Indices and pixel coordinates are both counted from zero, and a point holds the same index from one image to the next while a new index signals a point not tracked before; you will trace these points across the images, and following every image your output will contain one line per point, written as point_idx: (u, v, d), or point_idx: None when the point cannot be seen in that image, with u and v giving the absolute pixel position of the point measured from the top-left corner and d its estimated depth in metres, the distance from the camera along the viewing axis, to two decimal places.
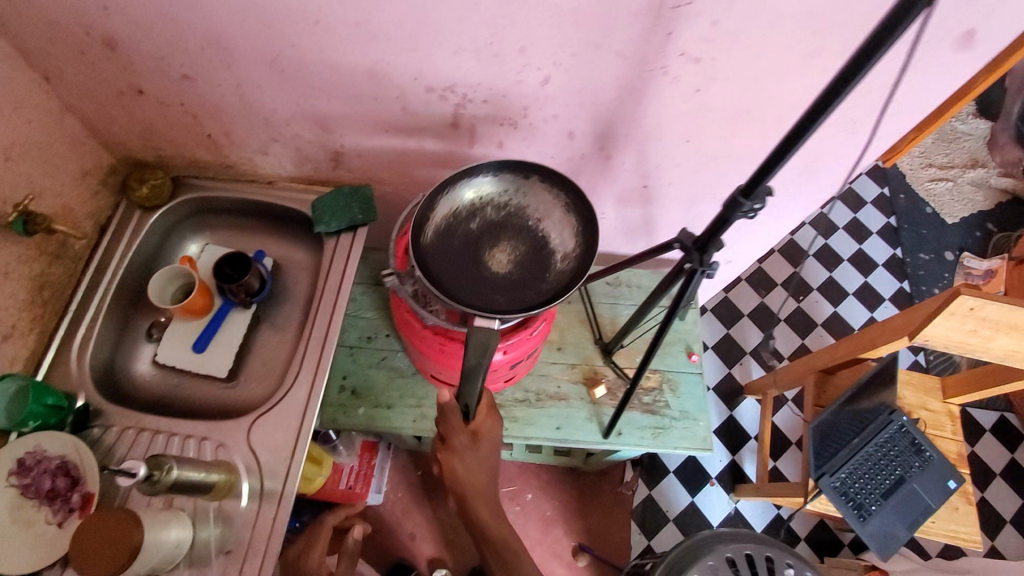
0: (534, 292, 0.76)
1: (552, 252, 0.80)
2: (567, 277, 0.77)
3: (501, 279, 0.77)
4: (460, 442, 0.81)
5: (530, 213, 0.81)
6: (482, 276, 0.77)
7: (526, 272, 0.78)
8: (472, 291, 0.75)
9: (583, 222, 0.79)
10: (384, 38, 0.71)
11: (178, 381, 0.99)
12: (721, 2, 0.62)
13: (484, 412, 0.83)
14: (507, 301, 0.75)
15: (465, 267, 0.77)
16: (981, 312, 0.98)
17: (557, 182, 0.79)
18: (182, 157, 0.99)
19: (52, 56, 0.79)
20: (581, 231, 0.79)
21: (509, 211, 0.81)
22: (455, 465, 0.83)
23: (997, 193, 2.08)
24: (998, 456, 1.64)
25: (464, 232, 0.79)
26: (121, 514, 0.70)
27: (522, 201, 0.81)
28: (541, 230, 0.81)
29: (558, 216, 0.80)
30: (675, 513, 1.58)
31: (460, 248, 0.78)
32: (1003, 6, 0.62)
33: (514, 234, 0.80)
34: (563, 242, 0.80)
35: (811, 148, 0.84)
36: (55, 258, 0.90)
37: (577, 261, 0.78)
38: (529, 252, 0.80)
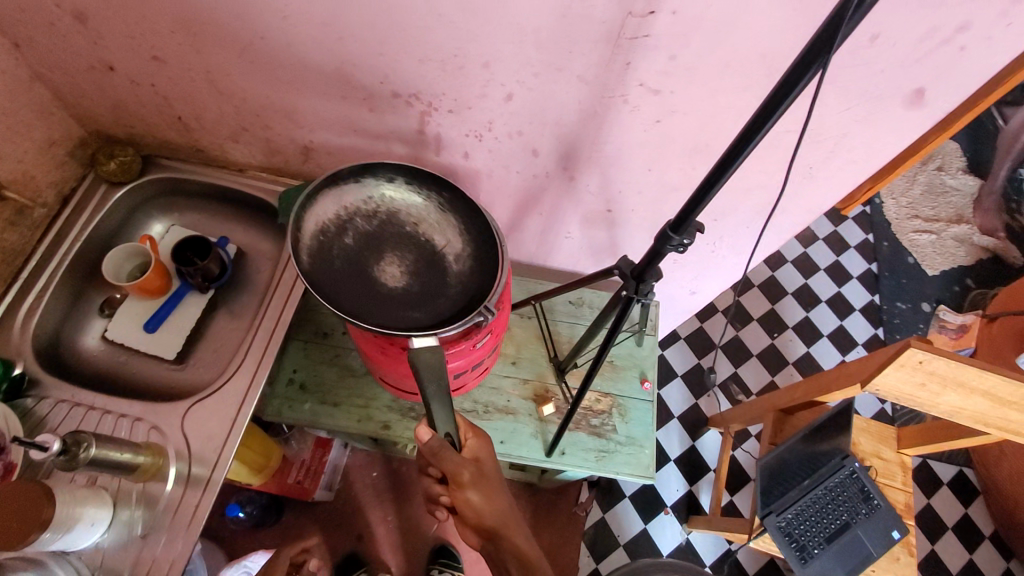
0: (444, 299, 0.78)
1: (440, 254, 0.81)
2: (466, 275, 0.79)
3: (399, 292, 0.78)
4: (466, 474, 0.74)
5: (405, 217, 0.81)
6: (380, 295, 0.77)
7: (422, 278, 0.79)
8: (379, 313, 0.75)
9: (461, 221, 0.80)
10: (350, 40, 0.72)
11: (124, 359, 0.98)
12: (678, 38, 0.63)
13: (468, 437, 0.79)
14: (423, 315, 0.76)
15: (357, 287, 0.76)
16: (929, 366, 0.98)
17: (429, 185, 0.80)
18: (154, 137, 1.00)
19: (23, 25, 0.79)
20: (463, 230, 0.81)
21: (381, 217, 0.81)
22: (470, 498, 0.75)
23: (979, 250, 2.10)
24: (953, 511, 1.64)
25: (341, 250, 0.78)
26: (31, 486, 0.70)
27: (396, 206, 0.81)
28: (421, 233, 0.81)
29: (433, 216, 0.81)
30: (626, 539, 1.57)
31: (344, 267, 0.77)
32: (951, 71, 0.63)
33: (397, 240, 0.80)
34: (449, 242, 0.81)
35: (770, 188, 0.86)
36: (9, 224, 0.91)
37: (468, 259, 0.80)
38: (418, 257, 0.80)
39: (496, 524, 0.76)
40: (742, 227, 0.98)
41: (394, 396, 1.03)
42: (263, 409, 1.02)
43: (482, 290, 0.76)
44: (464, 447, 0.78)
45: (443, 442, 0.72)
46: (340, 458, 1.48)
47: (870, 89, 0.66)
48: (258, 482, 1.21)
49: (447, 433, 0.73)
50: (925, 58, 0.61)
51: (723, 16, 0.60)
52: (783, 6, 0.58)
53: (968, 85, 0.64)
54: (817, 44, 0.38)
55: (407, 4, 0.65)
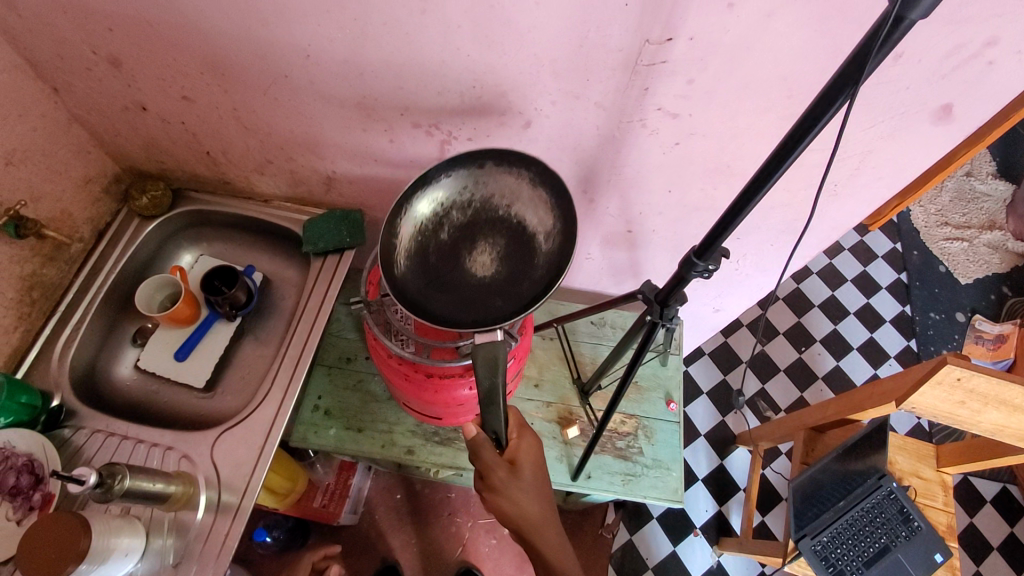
0: (531, 285, 0.70)
1: (535, 236, 0.73)
2: (560, 255, 0.71)
3: (492, 284, 0.72)
4: (500, 477, 0.72)
5: (498, 201, 0.74)
6: (471, 290, 0.71)
7: (516, 266, 0.72)
8: (470, 309, 0.70)
9: (557, 197, 0.71)
10: (371, 75, 0.73)
11: (156, 387, 1.01)
12: (696, 63, 0.63)
13: (516, 436, 0.76)
14: (510, 304, 0.70)
15: (451, 284, 0.72)
16: (968, 383, 0.94)
17: (517, 165, 0.72)
18: (183, 171, 1.04)
19: (62, 71, 0.83)
20: (558, 206, 0.72)
21: (475, 205, 0.74)
22: (504, 505, 0.72)
23: (1014, 256, 2.03)
24: (999, 530, 1.57)
25: (437, 247, 0.73)
26: (68, 517, 0.71)
27: (484, 191, 0.73)
28: (514, 215, 0.73)
29: (527, 195, 0.73)
30: (655, 561, 1.53)
31: (439, 265, 0.73)
32: (979, 85, 0.61)
33: (490, 228, 0.74)
34: (543, 222, 0.73)
35: (794, 205, 0.84)
36: (49, 259, 0.94)
37: (563, 239, 0.71)
38: (513, 242, 0.73)
39: (529, 531, 0.73)
40: (766, 244, 0.96)
41: (417, 421, 1.03)
42: (290, 435, 1.03)
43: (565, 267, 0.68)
44: (508, 447, 0.75)
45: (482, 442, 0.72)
46: (364, 481, 1.48)
47: (896, 106, 0.65)
48: (285, 506, 1.21)
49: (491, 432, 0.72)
50: (952, 73, 0.60)
51: (740, 41, 0.60)
52: (802, 29, 0.57)
53: (999, 99, 0.63)
54: (844, 74, 0.37)
55: (427, 39, 0.66)
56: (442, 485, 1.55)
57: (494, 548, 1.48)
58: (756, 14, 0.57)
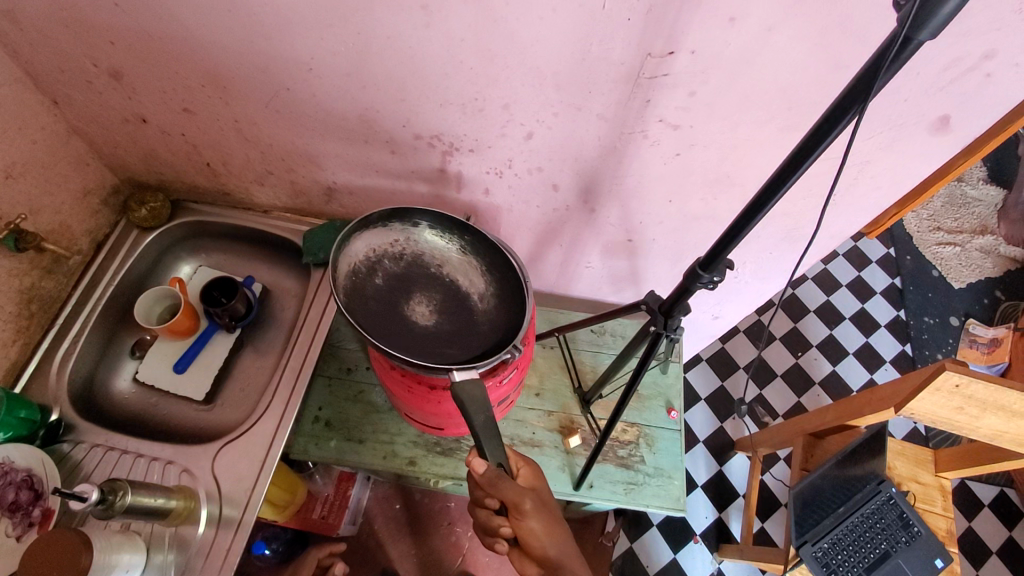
0: (474, 337, 0.79)
1: (466, 295, 0.83)
2: (493, 312, 0.81)
3: (432, 331, 0.79)
4: (528, 502, 0.69)
5: (429, 260, 0.84)
6: (413, 333, 0.78)
7: (446, 316, 0.81)
8: (415, 351, 0.76)
9: (485, 263, 0.83)
10: (373, 87, 0.74)
11: (155, 400, 1.00)
12: (697, 75, 0.63)
13: (520, 467, 0.76)
14: (456, 351, 0.77)
15: (391, 326, 0.78)
16: (966, 390, 0.95)
17: (451, 228, 0.83)
18: (183, 182, 1.04)
19: (62, 84, 0.83)
20: (488, 270, 0.83)
21: (407, 259, 0.83)
22: (534, 528, 0.70)
23: (1006, 260, 2.05)
24: (996, 533, 1.57)
25: (372, 291, 0.80)
26: (68, 536, 0.71)
27: (419, 249, 0.84)
28: (444, 275, 0.83)
29: (457, 261, 0.84)
30: (656, 569, 1.53)
31: (376, 307, 0.79)
32: (976, 97, 0.62)
33: (424, 282, 0.83)
34: (473, 284, 0.83)
35: (793, 215, 0.85)
36: (47, 272, 0.94)
37: (494, 299, 0.82)
38: (445, 297, 0.82)
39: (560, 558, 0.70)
40: (765, 253, 0.97)
41: (419, 431, 1.03)
42: (290, 446, 1.02)
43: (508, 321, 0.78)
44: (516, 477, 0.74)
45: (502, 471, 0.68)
46: (363, 491, 1.47)
47: (895, 118, 0.66)
48: (284, 518, 1.20)
49: (501, 463, 0.70)
50: (950, 85, 0.61)
51: (741, 54, 0.60)
52: (802, 42, 0.58)
53: (996, 111, 0.64)
54: (853, 91, 0.38)
55: (430, 52, 0.67)
56: (441, 494, 1.54)
57: (495, 557, 1.48)
58: (757, 28, 0.57)
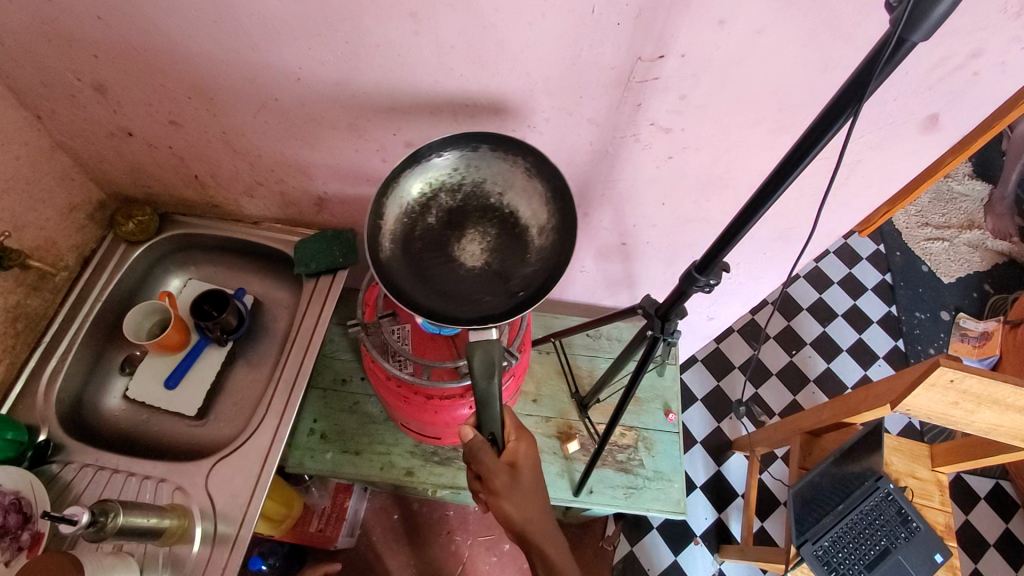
0: (528, 280, 0.67)
1: (526, 229, 0.70)
2: (554, 251, 0.69)
3: (483, 276, 0.68)
4: (501, 482, 0.70)
5: (490, 187, 0.70)
6: (460, 280, 0.68)
7: (505, 257, 0.69)
8: (459, 301, 0.66)
9: (552, 189, 0.69)
10: (363, 96, 0.73)
11: (146, 417, 0.98)
12: (687, 79, 0.63)
13: (511, 438, 0.73)
14: (501, 300, 0.67)
15: (438, 271, 0.68)
16: (960, 385, 0.95)
17: (512, 149, 0.68)
18: (170, 195, 1.02)
19: (45, 98, 0.82)
20: (553, 200, 0.69)
21: (466, 190, 0.71)
22: (506, 509, 0.71)
23: (993, 254, 2.07)
24: (993, 526, 1.58)
25: (424, 232, 0.70)
26: (60, 559, 0.70)
27: (477, 176, 0.70)
28: (506, 205, 0.70)
29: (521, 184, 0.70)
30: (657, 572, 1.52)
31: (425, 252, 0.69)
32: (963, 95, 0.63)
33: (481, 216, 0.70)
34: (536, 215, 0.70)
35: (786, 215, 0.86)
36: (32, 290, 0.92)
37: (558, 234, 0.69)
38: (503, 233, 0.70)
39: (530, 531, 0.73)
40: (759, 253, 0.97)
41: (416, 441, 1.02)
42: (286, 460, 1.01)
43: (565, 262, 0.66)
44: (506, 449, 0.72)
45: (482, 445, 0.69)
46: (361, 502, 1.46)
47: (885, 117, 0.66)
48: (282, 532, 1.19)
49: (490, 432, 0.70)
50: (938, 84, 0.62)
51: (732, 57, 0.60)
52: (791, 44, 0.58)
53: (983, 109, 0.65)
54: (848, 92, 0.38)
55: (419, 60, 0.66)
56: (439, 503, 1.53)
57: (494, 565, 1.46)
58: (746, 31, 0.57)
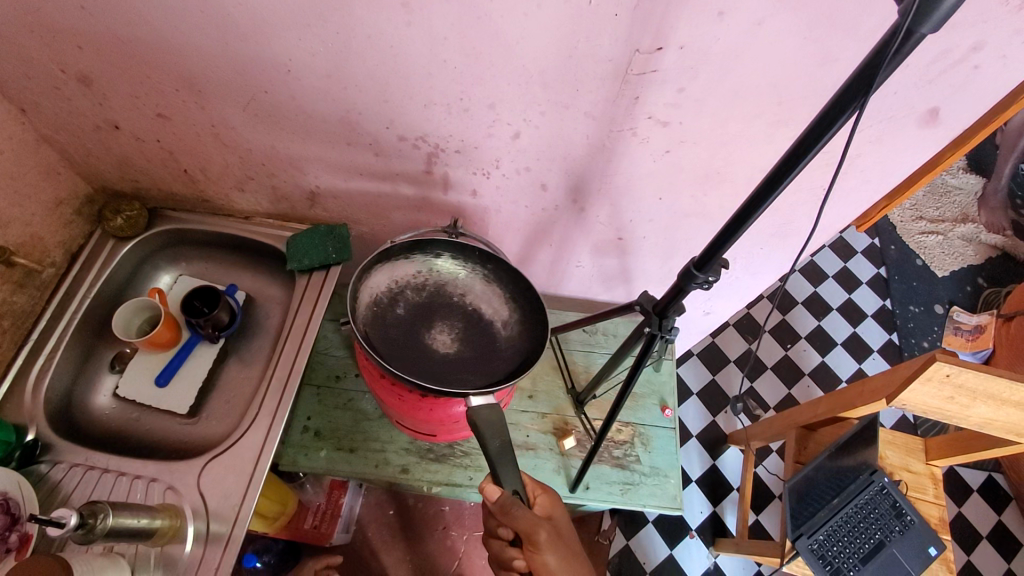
0: (495, 362, 0.79)
1: (487, 322, 0.84)
2: (516, 339, 0.82)
3: (454, 358, 0.79)
4: (546, 534, 0.67)
5: (451, 289, 0.85)
6: (432, 359, 0.78)
7: (471, 343, 0.81)
8: (434, 375, 0.76)
9: (508, 290, 0.84)
10: (355, 89, 0.71)
11: (137, 415, 0.97)
12: (686, 71, 0.62)
13: (538, 495, 0.74)
14: (472, 375, 0.77)
15: (411, 352, 0.78)
16: (956, 379, 0.95)
17: (471, 257, 0.85)
18: (159, 190, 1.00)
19: (29, 91, 0.80)
20: (510, 297, 0.84)
21: (430, 289, 0.85)
22: (553, 565, 0.66)
23: (987, 248, 2.08)
24: (986, 517, 1.59)
25: (395, 320, 0.81)
26: (46, 562, 0.68)
27: (440, 280, 0.85)
28: (467, 304, 0.84)
29: (479, 288, 0.85)
30: (653, 566, 1.52)
31: (397, 335, 0.80)
32: (964, 89, 0.62)
33: (446, 310, 0.83)
34: (496, 310, 0.84)
35: (783, 210, 0.85)
36: (19, 287, 0.90)
37: (516, 325, 0.83)
38: (468, 325, 0.83)
39: None
40: (756, 248, 0.97)
41: (411, 438, 1.01)
42: (279, 458, 1.00)
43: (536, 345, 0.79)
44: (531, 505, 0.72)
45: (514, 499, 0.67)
46: (356, 498, 1.45)
47: (884, 111, 0.65)
48: (276, 529, 1.18)
49: (515, 490, 0.69)
50: (938, 77, 0.61)
51: (731, 49, 0.59)
52: (792, 37, 0.57)
53: (983, 103, 0.64)
54: (853, 85, 0.37)
55: (411, 52, 0.65)
56: (435, 498, 1.52)
57: None
58: (746, 23, 0.56)
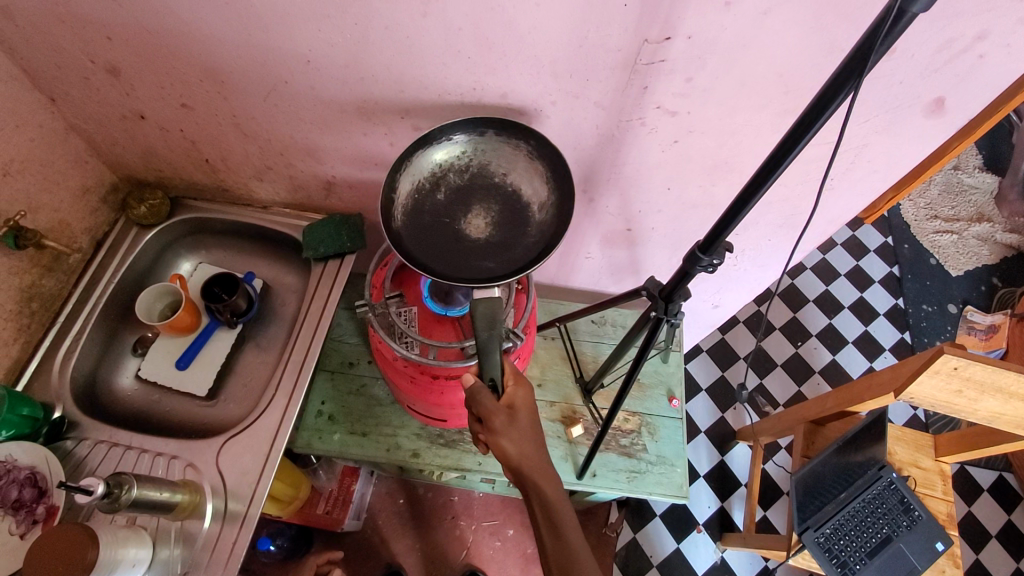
0: (530, 249, 0.71)
1: (528, 206, 0.74)
2: (553, 224, 0.72)
3: (487, 247, 0.72)
4: (500, 421, 0.70)
5: (494, 169, 0.75)
6: (467, 248, 0.71)
7: (511, 229, 0.73)
8: (464, 268, 0.69)
9: (552, 169, 0.73)
10: (372, 79, 0.74)
11: (158, 396, 1.00)
12: (693, 61, 0.64)
13: (508, 384, 0.73)
14: (506, 267, 0.70)
15: (445, 242, 0.71)
16: (964, 372, 0.95)
17: (518, 133, 0.72)
18: (182, 179, 1.04)
19: (59, 81, 0.83)
20: (553, 180, 0.73)
21: (472, 170, 0.75)
22: (505, 446, 0.70)
23: (1003, 247, 2.06)
24: (996, 517, 1.58)
25: (435, 206, 0.73)
26: (75, 529, 0.71)
27: (485, 158, 0.74)
28: (509, 186, 0.75)
29: (523, 166, 0.74)
30: (660, 559, 1.53)
31: (434, 224, 0.72)
32: (969, 79, 0.63)
33: (486, 193, 0.74)
34: (538, 193, 0.75)
35: (791, 200, 0.86)
36: (47, 271, 0.94)
37: (558, 209, 0.73)
38: (507, 209, 0.74)
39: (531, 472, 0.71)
40: (764, 239, 0.97)
41: (421, 423, 1.03)
42: (294, 441, 1.02)
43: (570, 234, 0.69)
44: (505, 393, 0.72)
45: (481, 387, 0.69)
46: (367, 486, 1.48)
47: (890, 100, 0.66)
48: (289, 513, 1.21)
49: (491, 380, 0.70)
50: (943, 67, 0.62)
51: (738, 39, 0.61)
52: (798, 26, 0.58)
53: (990, 92, 0.65)
54: (849, 66, 0.39)
55: (427, 43, 0.67)
56: (444, 488, 1.54)
57: (498, 549, 1.48)
58: (752, 12, 0.58)
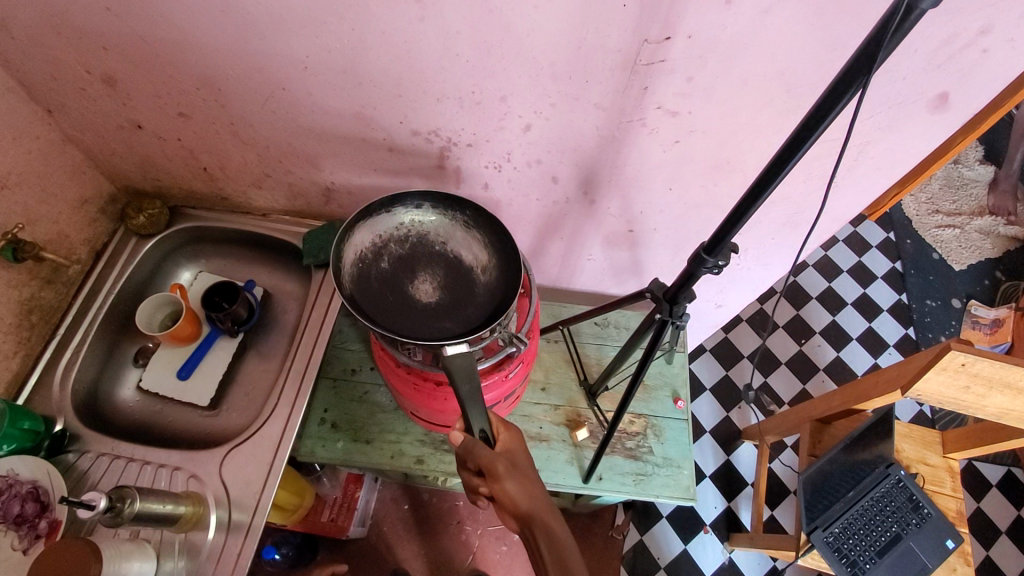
0: (477, 307, 0.76)
1: (470, 269, 0.80)
2: (497, 284, 0.78)
3: (435, 307, 0.76)
4: (501, 466, 0.70)
5: (434, 238, 0.81)
6: (416, 311, 0.75)
7: (456, 292, 0.78)
8: (416, 328, 0.73)
9: (489, 235, 0.80)
10: (369, 84, 0.73)
11: (159, 407, 1.00)
12: (695, 60, 0.63)
13: (501, 432, 0.74)
14: (456, 324, 0.74)
15: (394, 306, 0.75)
16: (973, 368, 0.94)
17: (453, 204, 0.80)
18: (181, 188, 1.03)
19: (55, 92, 0.83)
20: (490, 244, 0.80)
21: (411, 241, 0.81)
22: (512, 490, 0.70)
23: (1005, 241, 2.05)
24: (1005, 513, 1.57)
25: (379, 274, 0.78)
26: (78, 545, 0.71)
27: (423, 230, 0.81)
28: (450, 252, 0.81)
29: (460, 234, 0.81)
30: (666, 560, 1.52)
31: (380, 290, 0.76)
32: (975, 73, 0.62)
33: (428, 260, 0.80)
34: (478, 257, 0.80)
35: (795, 199, 0.85)
36: (46, 282, 0.93)
37: (499, 269, 0.79)
38: (450, 273, 0.80)
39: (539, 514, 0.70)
40: (767, 238, 0.97)
41: (425, 430, 1.02)
42: (297, 450, 1.01)
43: (511, 291, 0.75)
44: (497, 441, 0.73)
45: (476, 441, 0.70)
46: (371, 493, 1.47)
47: (894, 96, 0.65)
48: (293, 522, 1.19)
49: (482, 429, 0.71)
50: (947, 62, 0.61)
51: (738, 38, 0.60)
52: (800, 23, 0.58)
53: (995, 86, 0.64)
54: (856, 65, 0.38)
55: (424, 47, 0.66)
56: (449, 493, 1.53)
57: (504, 554, 1.47)
58: (753, 10, 0.57)
